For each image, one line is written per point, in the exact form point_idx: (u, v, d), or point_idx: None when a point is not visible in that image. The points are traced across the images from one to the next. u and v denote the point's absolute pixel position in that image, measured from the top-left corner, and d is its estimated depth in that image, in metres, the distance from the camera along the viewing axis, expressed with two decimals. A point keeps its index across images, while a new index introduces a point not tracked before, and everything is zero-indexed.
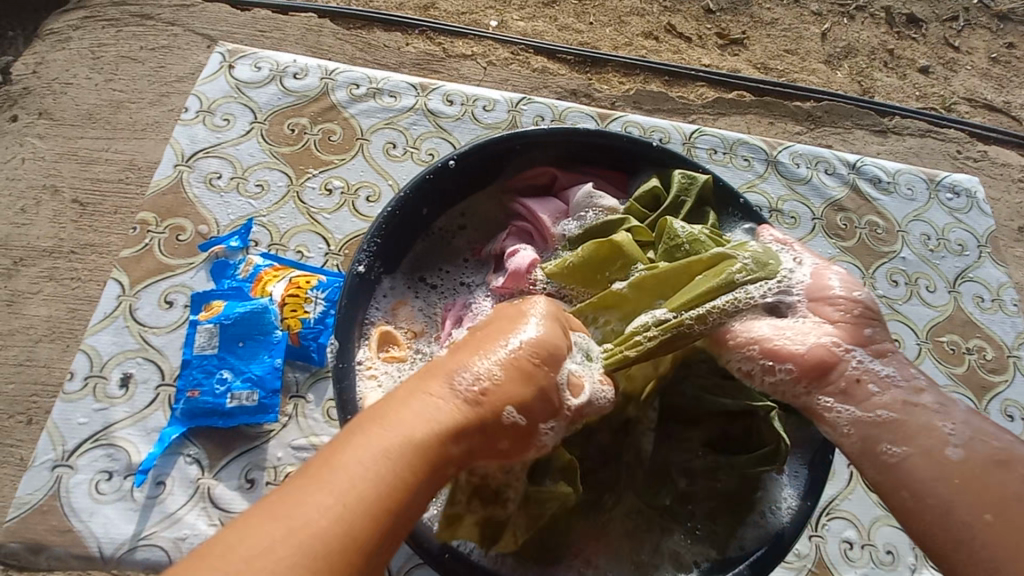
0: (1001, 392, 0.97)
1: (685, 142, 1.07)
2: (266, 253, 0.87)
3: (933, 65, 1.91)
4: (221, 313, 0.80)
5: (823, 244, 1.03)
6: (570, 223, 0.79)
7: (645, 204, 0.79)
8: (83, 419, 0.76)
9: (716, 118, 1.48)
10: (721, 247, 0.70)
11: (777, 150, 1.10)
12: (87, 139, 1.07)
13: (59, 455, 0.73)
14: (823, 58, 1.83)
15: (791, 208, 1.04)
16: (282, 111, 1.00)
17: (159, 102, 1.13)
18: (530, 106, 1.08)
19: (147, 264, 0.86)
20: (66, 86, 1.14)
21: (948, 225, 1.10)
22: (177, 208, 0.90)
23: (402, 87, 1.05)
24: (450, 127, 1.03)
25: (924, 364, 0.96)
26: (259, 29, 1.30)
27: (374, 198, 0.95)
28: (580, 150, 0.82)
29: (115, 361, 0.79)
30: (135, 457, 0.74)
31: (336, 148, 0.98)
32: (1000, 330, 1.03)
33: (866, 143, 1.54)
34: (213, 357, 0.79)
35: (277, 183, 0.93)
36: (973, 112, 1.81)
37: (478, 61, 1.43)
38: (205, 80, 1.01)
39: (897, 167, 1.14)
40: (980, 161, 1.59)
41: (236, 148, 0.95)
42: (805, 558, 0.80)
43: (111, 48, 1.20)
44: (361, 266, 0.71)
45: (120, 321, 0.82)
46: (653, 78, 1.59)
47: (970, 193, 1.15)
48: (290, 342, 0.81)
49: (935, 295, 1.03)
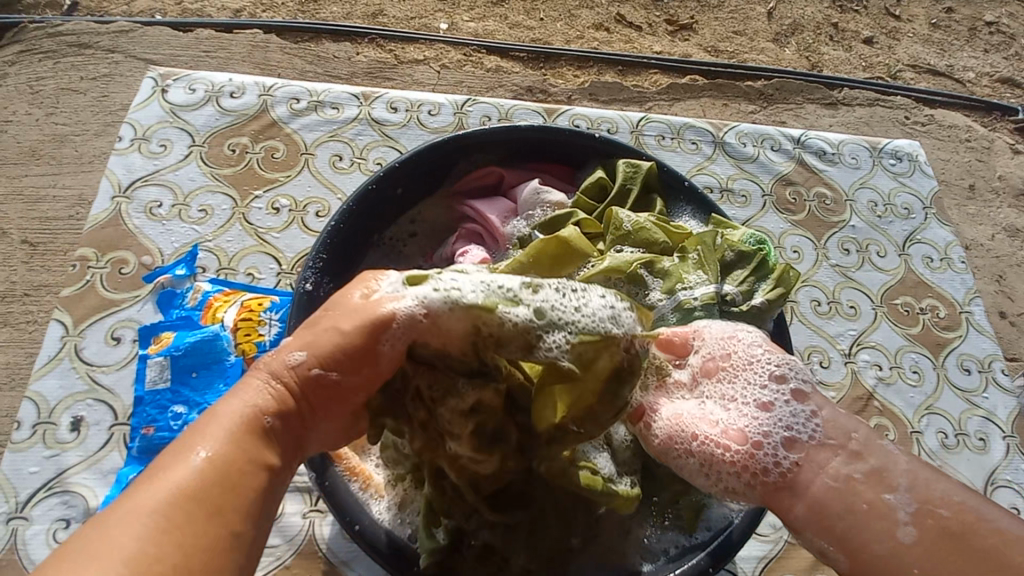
0: (956, 347, 1.00)
1: (633, 130, 1.08)
2: (214, 279, 0.85)
3: (876, 35, 1.96)
4: (171, 345, 0.79)
5: (775, 220, 1.04)
6: (519, 221, 0.79)
7: (592, 195, 0.79)
8: (33, 468, 0.73)
9: (671, 103, 1.49)
10: (667, 233, 0.72)
11: (723, 131, 1.11)
12: (33, 177, 1.03)
13: (12, 507, 0.70)
14: (770, 37, 1.86)
15: (741, 186, 1.06)
16: (221, 131, 0.97)
17: (106, 133, 1.09)
18: (476, 107, 1.07)
19: (90, 301, 0.83)
20: (7, 124, 1.10)
21: (894, 190, 1.13)
22: (118, 240, 0.87)
23: (344, 98, 1.03)
24: (396, 134, 1.02)
25: (881, 328, 0.98)
26: (203, 49, 1.27)
27: (324, 213, 0.93)
28: (523, 147, 0.82)
29: (64, 406, 0.76)
30: (92, 502, 0.71)
31: (280, 165, 0.96)
32: (951, 288, 1.06)
33: (818, 116, 1.57)
34: (166, 391, 0.77)
35: (221, 207, 0.91)
36: (918, 79, 1.86)
37: (432, 65, 1.42)
38: (138, 107, 0.98)
39: (841, 138, 1.17)
40: (927, 125, 1.63)
41: (175, 173, 0.93)
42: (780, 530, 0.80)
43: (51, 82, 1.16)
44: (309, 284, 0.70)
45: (66, 363, 0.79)
46: (606, 69, 1.59)
47: (912, 157, 1.18)
48: (245, 367, 0.78)
49: (886, 259, 1.05)
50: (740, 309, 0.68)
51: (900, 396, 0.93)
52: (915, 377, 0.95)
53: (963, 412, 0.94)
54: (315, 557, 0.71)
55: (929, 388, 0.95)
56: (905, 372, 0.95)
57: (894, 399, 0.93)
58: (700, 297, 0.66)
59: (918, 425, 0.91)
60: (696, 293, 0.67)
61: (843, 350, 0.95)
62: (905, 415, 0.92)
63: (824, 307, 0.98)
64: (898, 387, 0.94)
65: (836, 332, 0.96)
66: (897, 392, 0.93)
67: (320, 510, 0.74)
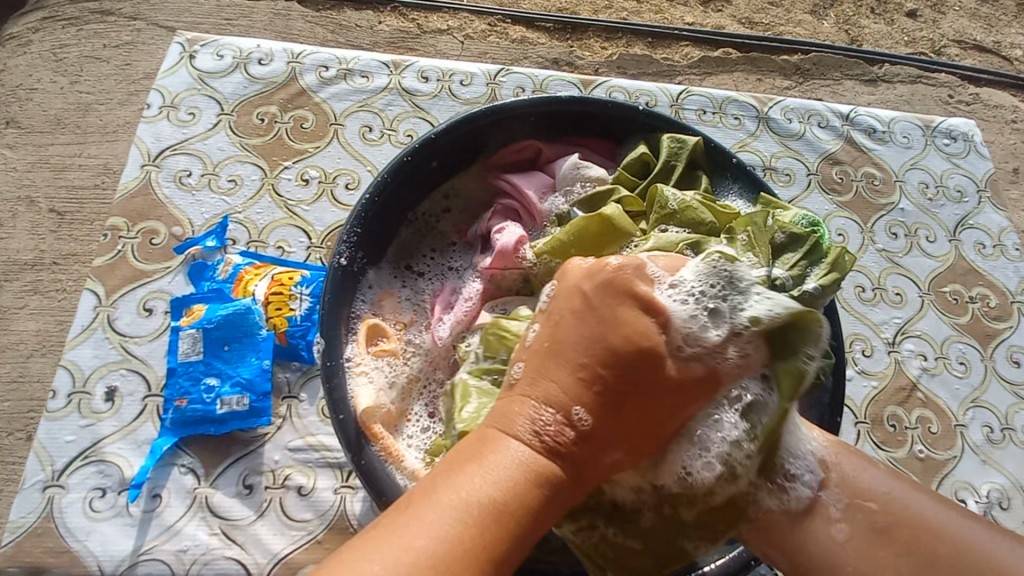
0: (1006, 339, 0.95)
1: (672, 103, 1.03)
2: (245, 251, 0.84)
3: (921, 8, 1.85)
4: (203, 318, 0.78)
5: (819, 201, 1.00)
6: (557, 197, 0.76)
7: (634, 172, 0.76)
8: (70, 437, 0.73)
9: (703, 78, 1.43)
10: (714, 213, 0.69)
11: (768, 106, 1.06)
12: (60, 146, 1.02)
13: (50, 474, 0.71)
14: (808, 9, 1.76)
15: (786, 165, 1.01)
16: (249, 100, 0.95)
17: (130, 102, 1.08)
18: (509, 77, 1.03)
19: (122, 272, 0.82)
20: (33, 92, 1.09)
21: (946, 171, 1.08)
22: (147, 211, 0.86)
23: (373, 67, 1.00)
24: (427, 105, 0.98)
25: (927, 317, 0.94)
26: (225, 17, 1.23)
27: (353, 185, 0.91)
28: (563, 119, 0.79)
29: (98, 375, 0.77)
30: (128, 472, 0.72)
31: (310, 136, 0.93)
32: (1003, 276, 1.01)
33: (857, 93, 1.49)
34: (199, 363, 0.76)
35: (250, 177, 0.89)
36: (963, 55, 1.76)
37: (455, 35, 1.37)
38: (165, 74, 0.96)
39: (892, 115, 1.11)
40: (972, 105, 1.55)
41: (204, 143, 0.91)
42: None
43: (74, 49, 1.14)
44: (343, 259, 0.68)
45: (100, 333, 0.79)
46: (636, 41, 1.53)
47: (967, 137, 1.12)
48: (276, 341, 0.78)
49: (936, 245, 1.01)
50: (792, 294, 0.64)
51: (946, 388, 0.90)
52: (961, 368, 0.91)
53: (1010, 407, 0.90)
54: (346, 532, 0.71)
55: (976, 380, 0.91)
56: (950, 364, 0.91)
57: (939, 391, 0.89)
58: (751, 281, 0.63)
59: (963, 419, 0.88)
60: (746, 277, 0.64)
61: (887, 339, 0.91)
62: (949, 407, 0.88)
63: (869, 293, 0.94)
64: (943, 379, 0.90)
65: (880, 320, 0.92)
66: (942, 383, 0.90)
67: (351, 486, 0.73)
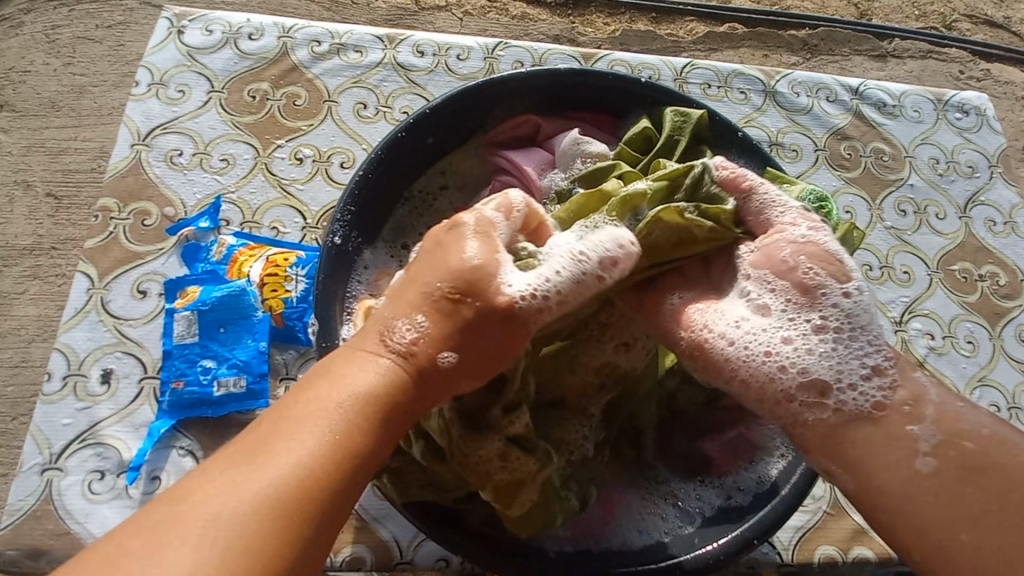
0: (1015, 317, 0.93)
1: (676, 77, 1.00)
2: (238, 233, 0.82)
3: None
4: (197, 300, 0.77)
5: (827, 177, 0.97)
6: (557, 173, 0.74)
7: (636, 147, 0.73)
8: (66, 420, 0.72)
9: (708, 54, 1.39)
10: None
11: (775, 79, 1.03)
12: (53, 129, 1.00)
13: (48, 457, 0.71)
14: None
15: (792, 140, 0.98)
16: (240, 77, 0.92)
17: (123, 83, 1.05)
18: (507, 51, 1.00)
19: (115, 254, 0.81)
20: (23, 73, 1.06)
21: (957, 146, 1.05)
22: (139, 191, 0.84)
23: (367, 41, 0.97)
24: (423, 81, 0.96)
25: (936, 295, 0.92)
26: None
27: (349, 164, 0.89)
28: (564, 93, 0.76)
29: (93, 358, 0.76)
30: (125, 454, 0.71)
31: (303, 114, 0.91)
32: (1013, 254, 0.98)
33: (866, 69, 1.45)
34: (195, 346, 0.76)
35: (244, 156, 0.87)
36: (974, 30, 1.71)
37: (453, 12, 1.33)
38: (154, 50, 0.94)
39: (902, 88, 1.08)
40: (983, 80, 1.51)
41: (195, 121, 0.89)
42: (819, 501, 0.77)
43: (65, 29, 1.11)
44: (337, 238, 0.67)
45: (94, 316, 0.78)
46: (640, 16, 1.48)
47: (980, 111, 1.09)
48: (272, 323, 0.77)
49: (945, 222, 0.98)
50: None
51: (953, 367, 0.88)
52: (969, 348, 0.90)
53: (1018, 386, 0.88)
54: None
55: (983, 358, 0.89)
56: (958, 343, 0.90)
57: (946, 370, 0.88)
58: None
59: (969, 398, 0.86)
60: None
61: (894, 318, 0.89)
62: (956, 386, 0.87)
63: (876, 272, 0.92)
64: (950, 358, 0.89)
65: (887, 299, 0.91)
66: (949, 362, 0.88)
67: None
